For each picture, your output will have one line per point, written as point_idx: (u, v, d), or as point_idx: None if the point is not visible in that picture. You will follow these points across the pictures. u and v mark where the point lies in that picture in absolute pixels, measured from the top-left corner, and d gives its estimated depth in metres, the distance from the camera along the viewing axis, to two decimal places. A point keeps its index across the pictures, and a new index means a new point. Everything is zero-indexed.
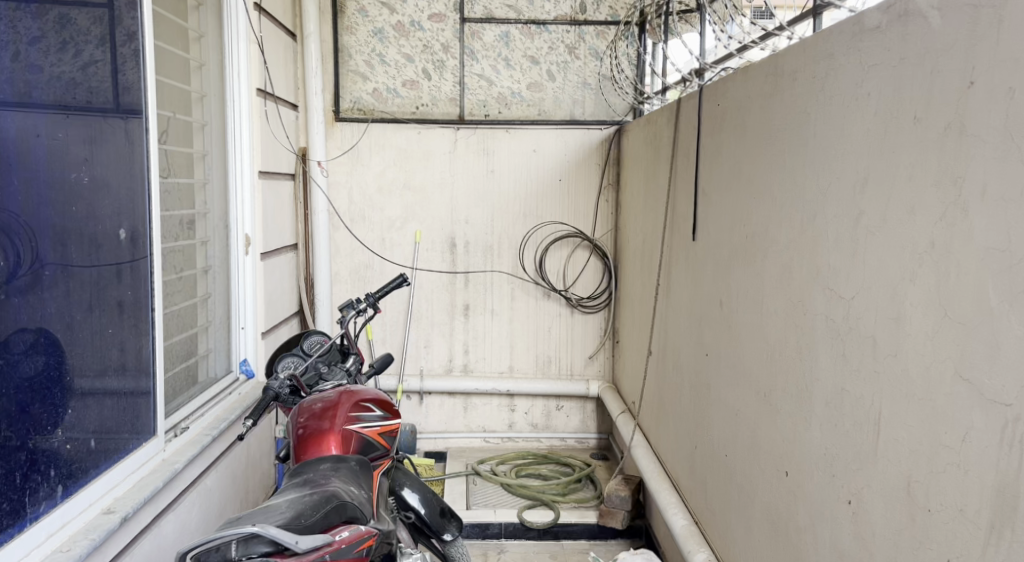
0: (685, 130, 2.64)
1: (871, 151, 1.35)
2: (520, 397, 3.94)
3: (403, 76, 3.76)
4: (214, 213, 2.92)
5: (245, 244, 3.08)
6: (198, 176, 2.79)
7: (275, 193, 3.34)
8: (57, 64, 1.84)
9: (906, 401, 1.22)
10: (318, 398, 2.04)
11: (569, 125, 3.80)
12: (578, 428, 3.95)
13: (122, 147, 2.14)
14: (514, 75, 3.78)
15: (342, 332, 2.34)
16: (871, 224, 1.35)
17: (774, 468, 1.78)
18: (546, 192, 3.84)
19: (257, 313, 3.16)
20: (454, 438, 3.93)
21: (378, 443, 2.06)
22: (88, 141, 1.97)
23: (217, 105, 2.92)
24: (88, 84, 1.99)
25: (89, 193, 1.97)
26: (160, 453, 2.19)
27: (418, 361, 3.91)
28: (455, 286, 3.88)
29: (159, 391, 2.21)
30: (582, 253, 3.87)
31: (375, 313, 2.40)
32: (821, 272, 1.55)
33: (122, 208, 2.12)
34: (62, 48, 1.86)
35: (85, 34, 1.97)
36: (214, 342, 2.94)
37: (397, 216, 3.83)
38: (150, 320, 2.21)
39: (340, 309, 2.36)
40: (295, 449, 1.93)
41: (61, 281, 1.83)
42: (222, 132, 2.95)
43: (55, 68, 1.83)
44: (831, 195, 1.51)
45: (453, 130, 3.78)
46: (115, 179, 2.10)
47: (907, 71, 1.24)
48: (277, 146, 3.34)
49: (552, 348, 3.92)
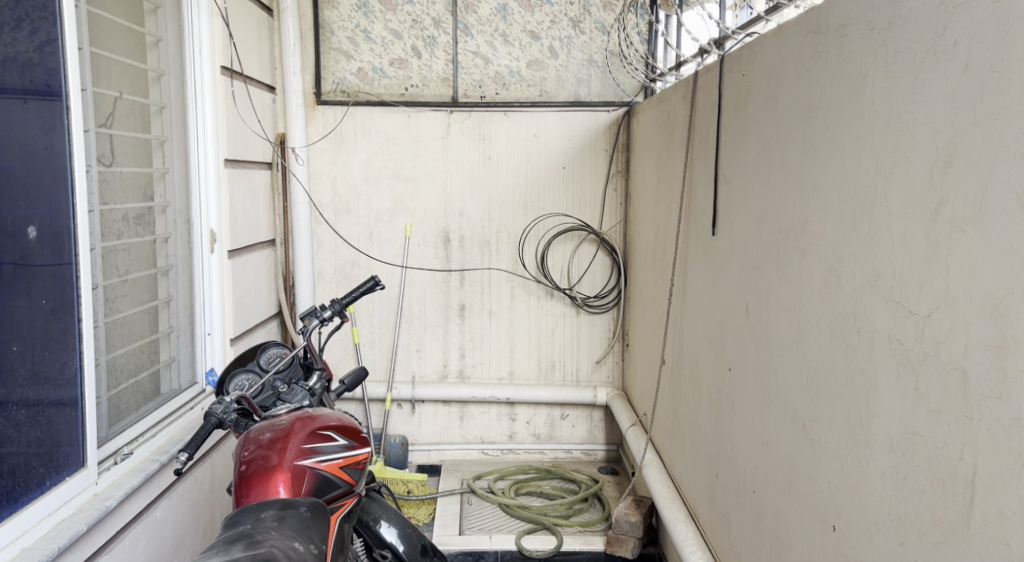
0: (703, 108, 2.28)
1: (958, 119, 1.01)
2: (521, 406, 3.60)
3: (391, 54, 3.41)
4: (175, 207, 2.61)
5: (210, 241, 2.76)
6: (155, 165, 2.48)
7: (247, 184, 3.02)
8: (12, 44, 1.60)
9: (1016, 462, 0.89)
10: (267, 427, 1.73)
11: (574, 107, 3.45)
12: (584, 439, 3.61)
13: (71, 136, 1.81)
14: (512, 52, 3.43)
15: (305, 345, 2.03)
16: (959, 217, 1.01)
17: (817, 517, 1.44)
18: (548, 181, 3.50)
19: (225, 317, 2.85)
20: (449, 450, 3.60)
21: (340, 480, 1.73)
22: (43, 128, 1.72)
23: (177, 86, 2.60)
24: (47, 66, 1.73)
25: (34, 184, 1.70)
26: (92, 487, 1.87)
27: (410, 367, 3.58)
28: (450, 285, 3.55)
29: (88, 414, 1.87)
30: (588, 247, 3.52)
31: (342, 322, 2.06)
32: (882, 278, 1.21)
33: (67, 203, 1.81)
34: (17, 27, 1.63)
35: (41, 9, 1.71)
36: (175, 349, 2.65)
37: (386, 208, 3.50)
38: (76, 333, 1.84)
39: (302, 317, 2.03)
40: (236, 490, 1.61)
41: (14, 284, 1.63)
42: (182, 115, 2.63)
43: (8, 48, 1.59)
44: (897, 180, 1.17)
45: (446, 113, 3.45)
46: (70, 173, 1.82)
47: (1017, 6, 0.89)
48: (249, 133, 3.01)
49: (555, 352, 3.58)
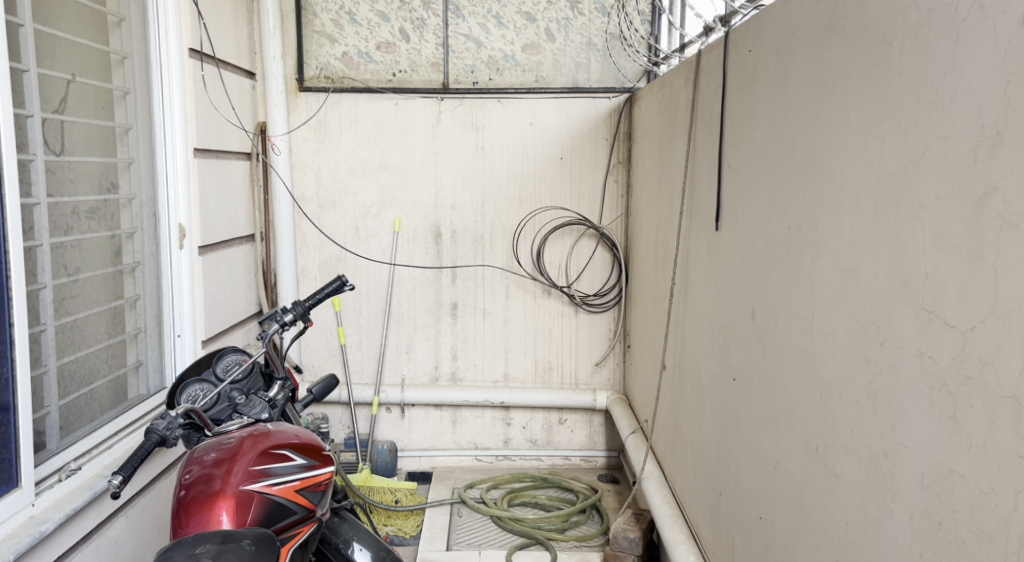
0: (707, 90, 2.07)
1: (1009, 86, 0.81)
2: (516, 410, 3.41)
3: (377, 38, 3.22)
4: (140, 199, 2.44)
5: (179, 237, 2.58)
6: (120, 155, 2.33)
7: (222, 176, 2.84)
8: None
9: None
10: (213, 446, 1.56)
11: (572, 93, 3.24)
12: (583, 445, 3.42)
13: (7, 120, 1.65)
14: (507, 35, 3.22)
15: (266, 352, 1.85)
16: (1010, 208, 0.80)
17: (831, 558, 1.24)
18: (544, 172, 3.30)
19: (197, 318, 2.68)
20: (441, 456, 3.42)
21: (296, 505, 1.54)
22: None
23: (141, 71, 2.42)
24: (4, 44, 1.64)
25: None
26: (27, 509, 1.70)
27: (400, 369, 3.40)
28: (441, 283, 3.36)
29: (24, 429, 1.69)
30: (587, 242, 3.32)
31: (307, 327, 1.88)
32: (911, 283, 1.01)
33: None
34: None
35: None
36: (143, 351, 2.48)
37: (373, 202, 3.31)
38: (8, 339, 1.66)
39: (262, 321, 1.85)
40: (174, 518, 1.43)
41: None
42: (148, 102, 2.46)
43: None
44: (930, 165, 0.96)
45: (436, 100, 3.25)
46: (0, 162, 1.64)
47: None
48: (223, 122, 2.83)
49: (553, 353, 3.39)
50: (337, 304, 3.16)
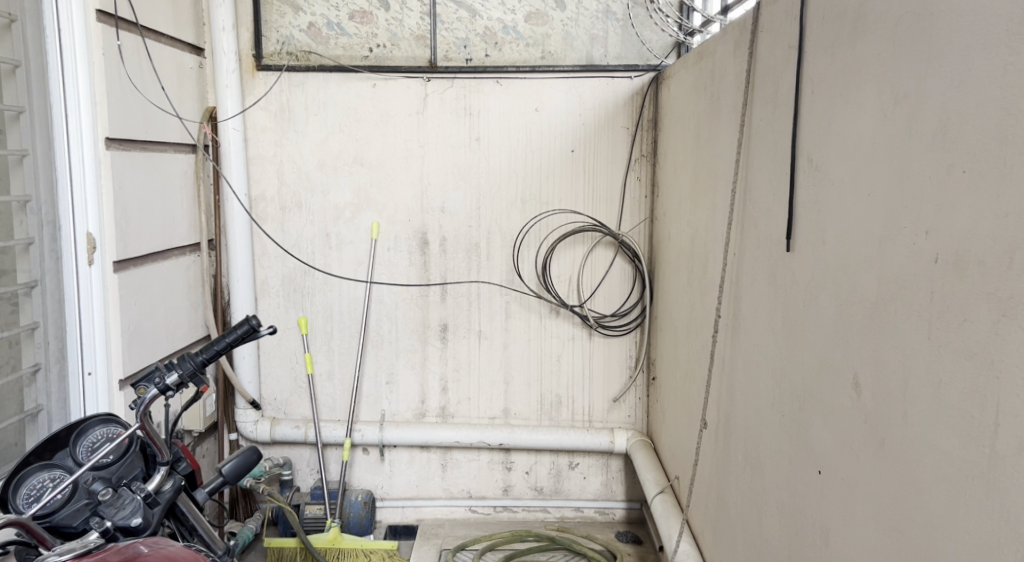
0: (769, 55, 1.48)
1: None
2: (518, 452, 2.85)
3: (350, 5, 2.65)
4: (37, 201, 1.91)
5: (88, 249, 2.03)
6: (10, 145, 1.82)
7: (150, 173, 2.30)
8: None
9: None
10: None
11: (585, 72, 2.66)
12: (598, 495, 2.86)
13: None
14: (507, 1, 2.65)
15: (141, 430, 1.29)
16: None
17: None
18: (551, 168, 2.73)
19: (114, 351, 2.13)
20: (427, 507, 2.87)
21: None
22: None
23: (35, 38, 1.88)
24: None
25: None
26: None
27: (379, 403, 2.86)
28: (429, 301, 2.81)
29: None
30: (603, 252, 2.75)
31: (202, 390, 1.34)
32: None
33: None
34: None
35: None
36: (42, 394, 1.96)
37: (346, 204, 2.76)
38: None
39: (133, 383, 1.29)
40: None
41: None
42: (42, 79, 1.91)
43: None
44: None
45: (422, 81, 2.70)
46: None
47: None
48: (150, 106, 2.29)
49: (562, 385, 2.83)
50: (303, 324, 2.59)
